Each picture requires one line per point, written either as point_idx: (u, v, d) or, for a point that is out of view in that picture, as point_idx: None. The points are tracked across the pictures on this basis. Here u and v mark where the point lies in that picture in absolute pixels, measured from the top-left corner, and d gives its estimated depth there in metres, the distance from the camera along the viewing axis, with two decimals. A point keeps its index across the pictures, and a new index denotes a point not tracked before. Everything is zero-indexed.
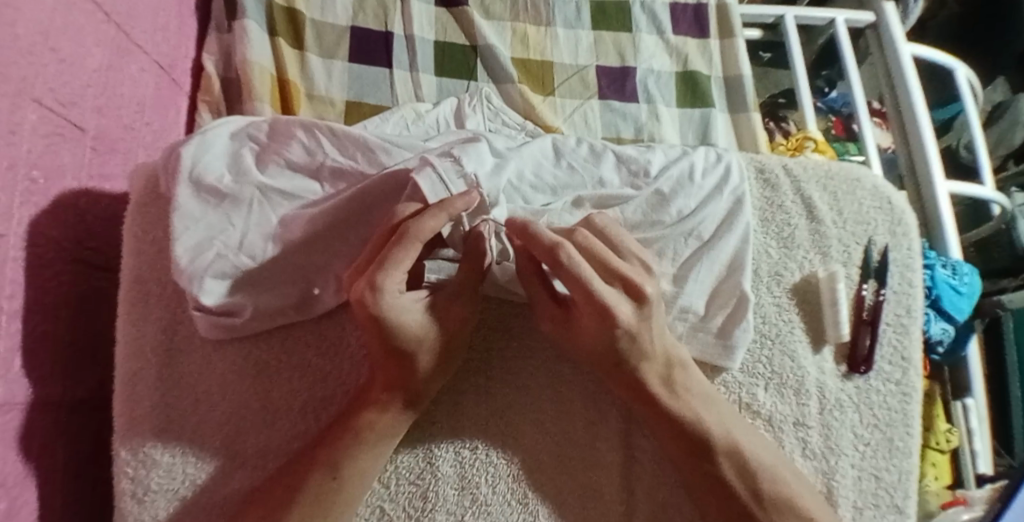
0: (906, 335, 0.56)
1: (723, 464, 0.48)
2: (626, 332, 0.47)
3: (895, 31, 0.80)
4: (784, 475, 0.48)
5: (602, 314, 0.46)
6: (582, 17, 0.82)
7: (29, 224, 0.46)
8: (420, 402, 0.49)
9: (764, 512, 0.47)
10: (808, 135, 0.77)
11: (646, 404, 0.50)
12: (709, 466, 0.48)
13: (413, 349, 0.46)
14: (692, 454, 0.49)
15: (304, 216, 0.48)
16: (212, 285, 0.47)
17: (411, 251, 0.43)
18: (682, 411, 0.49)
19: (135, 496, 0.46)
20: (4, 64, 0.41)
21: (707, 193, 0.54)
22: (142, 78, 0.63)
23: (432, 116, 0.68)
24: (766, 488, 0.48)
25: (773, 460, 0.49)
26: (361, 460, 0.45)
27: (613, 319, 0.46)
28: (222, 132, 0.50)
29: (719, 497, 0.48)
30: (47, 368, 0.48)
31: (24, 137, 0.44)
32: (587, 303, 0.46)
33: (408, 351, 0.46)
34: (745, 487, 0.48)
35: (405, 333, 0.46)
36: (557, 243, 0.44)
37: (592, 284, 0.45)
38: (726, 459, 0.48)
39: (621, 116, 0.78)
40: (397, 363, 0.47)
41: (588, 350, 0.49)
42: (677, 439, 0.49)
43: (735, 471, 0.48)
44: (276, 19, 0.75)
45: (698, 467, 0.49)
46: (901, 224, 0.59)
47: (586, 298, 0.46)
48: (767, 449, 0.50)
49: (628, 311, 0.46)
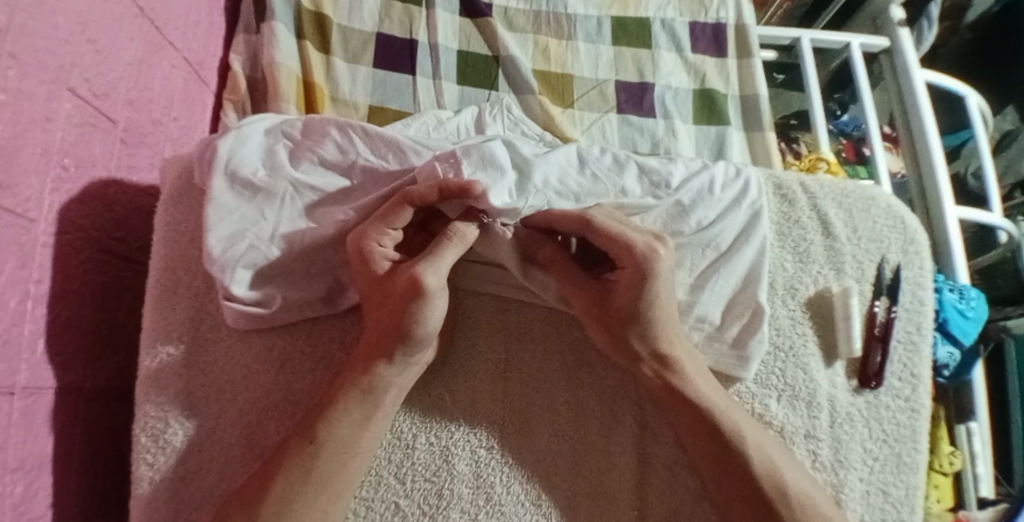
0: (916, 352, 0.57)
1: (752, 467, 0.49)
2: (660, 279, 0.49)
3: (909, 56, 0.82)
4: (806, 480, 0.50)
5: (639, 265, 0.48)
6: (602, 32, 0.84)
7: (59, 210, 0.47)
8: (412, 366, 0.49)
9: (788, 512, 0.47)
10: (820, 156, 0.78)
11: (684, 402, 0.51)
12: (740, 467, 0.49)
13: (401, 340, 0.47)
14: (722, 455, 0.49)
15: (335, 215, 0.50)
16: (243, 275, 0.49)
17: (404, 215, 0.47)
18: (718, 408, 0.50)
19: (152, 482, 0.47)
20: (42, 52, 0.43)
21: (726, 205, 0.55)
22: (172, 74, 0.64)
23: (454, 124, 0.67)
24: (793, 497, 0.48)
25: (789, 467, 0.49)
26: (338, 429, 0.46)
27: (652, 274, 0.48)
28: (258, 128, 0.51)
29: (750, 500, 0.49)
30: (70, 353, 0.49)
31: (58, 125, 0.45)
32: (628, 258, 0.49)
33: (399, 342, 0.47)
34: (770, 487, 0.48)
35: (405, 322, 0.47)
36: (582, 217, 0.49)
37: (628, 233, 0.49)
38: (755, 458, 0.49)
39: (638, 130, 0.79)
40: (387, 353, 0.47)
41: (616, 315, 0.51)
42: (703, 438, 0.50)
43: (765, 473, 0.48)
44: (304, 23, 0.77)
45: (723, 468, 0.49)
46: (913, 243, 0.60)
47: (621, 246, 0.49)
48: (789, 464, 0.50)
49: (662, 249, 0.49)
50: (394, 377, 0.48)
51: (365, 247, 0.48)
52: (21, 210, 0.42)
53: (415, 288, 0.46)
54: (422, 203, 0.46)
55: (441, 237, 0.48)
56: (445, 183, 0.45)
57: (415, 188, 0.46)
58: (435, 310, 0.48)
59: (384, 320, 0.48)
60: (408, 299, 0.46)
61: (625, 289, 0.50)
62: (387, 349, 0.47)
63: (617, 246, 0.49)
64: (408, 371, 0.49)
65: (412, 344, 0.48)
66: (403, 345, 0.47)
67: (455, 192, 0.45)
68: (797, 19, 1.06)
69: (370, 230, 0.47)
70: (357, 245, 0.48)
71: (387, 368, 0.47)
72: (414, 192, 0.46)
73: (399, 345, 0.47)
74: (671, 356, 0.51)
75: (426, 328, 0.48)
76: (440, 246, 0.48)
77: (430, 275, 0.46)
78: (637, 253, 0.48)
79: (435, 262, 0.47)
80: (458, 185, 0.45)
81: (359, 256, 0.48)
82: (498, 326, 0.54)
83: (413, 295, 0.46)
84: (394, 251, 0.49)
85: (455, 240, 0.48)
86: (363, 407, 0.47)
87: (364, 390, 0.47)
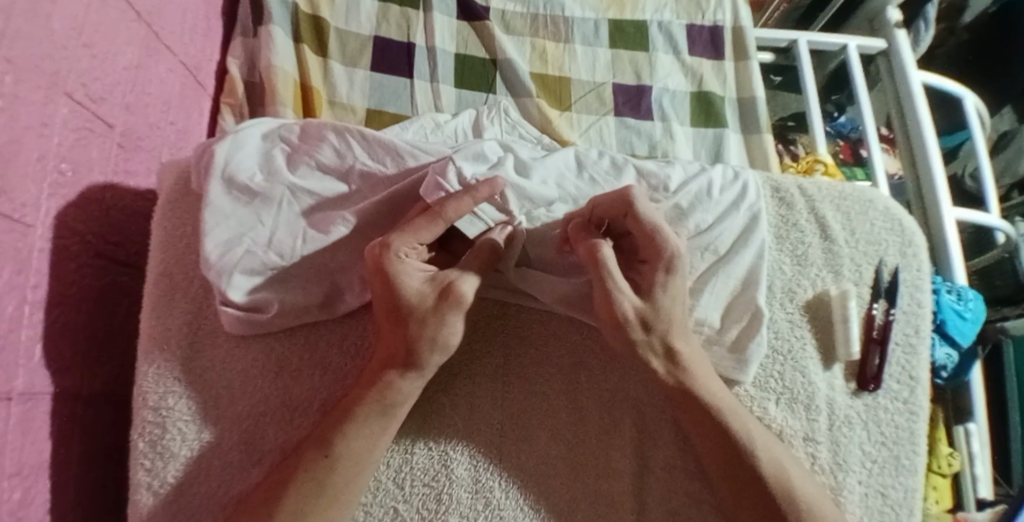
0: (915, 355, 0.57)
1: (755, 473, 0.48)
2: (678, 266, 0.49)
3: (906, 57, 0.82)
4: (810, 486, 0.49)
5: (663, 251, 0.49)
6: (600, 35, 0.84)
7: (56, 215, 0.47)
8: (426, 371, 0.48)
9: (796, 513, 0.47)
10: (817, 158, 0.78)
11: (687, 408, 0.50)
12: (741, 472, 0.49)
13: (423, 345, 0.47)
14: (726, 460, 0.49)
15: (335, 219, 0.50)
16: (241, 280, 0.49)
17: (434, 228, 0.47)
18: (724, 412, 0.50)
19: (151, 489, 0.47)
20: (39, 57, 0.43)
21: (724, 208, 0.55)
22: (169, 78, 0.64)
23: (451, 127, 0.67)
24: (800, 498, 0.48)
25: (796, 471, 0.49)
26: (354, 441, 0.45)
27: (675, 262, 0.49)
28: (254, 133, 0.51)
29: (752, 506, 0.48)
30: (68, 359, 0.49)
31: (55, 130, 0.45)
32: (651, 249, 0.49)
33: (420, 346, 0.47)
34: (777, 494, 0.48)
35: (436, 330, 0.47)
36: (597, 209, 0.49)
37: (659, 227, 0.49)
38: (760, 463, 0.49)
39: (635, 133, 0.79)
40: (414, 363, 0.47)
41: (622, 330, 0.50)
42: (708, 442, 0.50)
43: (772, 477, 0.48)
44: (301, 26, 0.77)
45: (727, 474, 0.49)
46: (912, 245, 0.60)
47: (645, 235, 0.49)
48: (794, 467, 0.50)
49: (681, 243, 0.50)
50: (413, 388, 0.48)
51: (400, 263, 0.47)
52: (18, 215, 0.42)
53: (459, 299, 0.47)
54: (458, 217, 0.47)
55: (473, 251, 0.49)
56: (477, 189, 0.46)
57: (451, 202, 0.46)
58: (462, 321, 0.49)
59: (404, 329, 0.47)
60: (450, 309, 0.47)
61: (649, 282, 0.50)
62: (415, 362, 0.47)
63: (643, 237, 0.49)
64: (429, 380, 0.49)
65: (441, 354, 0.48)
66: (438, 354, 0.48)
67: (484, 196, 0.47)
68: (794, 21, 1.06)
69: (402, 244, 0.46)
70: (387, 260, 0.46)
71: (411, 381, 0.47)
72: (448, 206, 0.46)
73: (425, 353, 0.47)
74: (674, 359, 0.50)
75: (448, 334, 0.48)
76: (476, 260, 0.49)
77: (471, 286, 0.48)
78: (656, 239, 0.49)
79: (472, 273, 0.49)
80: (489, 188, 0.47)
81: (386, 272, 0.47)
82: (497, 333, 0.54)
83: (457, 305, 0.47)
84: (420, 264, 0.49)
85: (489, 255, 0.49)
86: (382, 420, 0.47)
87: (385, 404, 0.47)
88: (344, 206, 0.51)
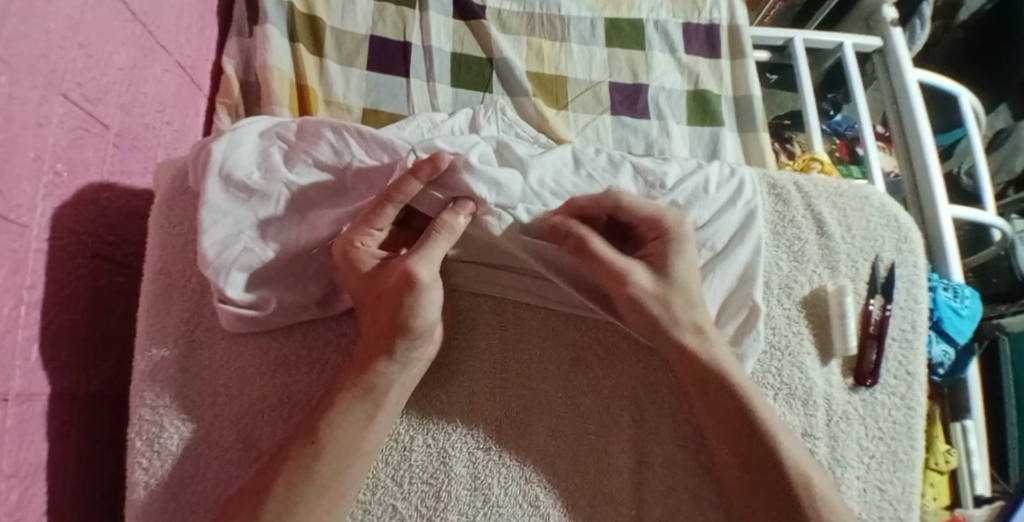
0: (910, 350, 0.58)
1: (760, 464, 0.48)
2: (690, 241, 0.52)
3: (901, 55, 0.83)
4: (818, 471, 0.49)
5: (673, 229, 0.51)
6: (596, 34, 0.84)
7: (51, 215, 0.46)
8: (414, 355, 0.49)
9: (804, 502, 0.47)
10: (814, 156, 0.78)
11: (699, 386, 0.51)
12: (744, 465, 0.49)
13: (400, 332, 0.47)
14: (736, 450, 0.49)
15: (330, 215, 0.51)
16: (237, 277, 0.49)
17: (388, 213, 0.48)
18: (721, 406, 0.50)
19: (147, 487, 0.47)
20: (33, 57, 0.43)
21: (720, 205, 0.55)
22: (164, 79, 0.64)
23: (447, 127, 0.67)
24: (815, 485, 0.48)
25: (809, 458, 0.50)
26: (342, 430, 0.45)
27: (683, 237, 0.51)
28: (252, 131, 0.51)
29: (758, 501, 0.48)
30: (64, 360, 0.48)
31: (50, 130, 0.45)
32: (657, 227, 0.51)
33: (397, 334, 0.47)
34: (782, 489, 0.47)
35: (401, 315, 0.47)
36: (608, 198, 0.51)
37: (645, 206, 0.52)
38: (766, 452, 0.49)
39: (632, 131, 0.80)
40: (387, 349, 0.47)
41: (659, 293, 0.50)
42: (721, 426, 0.50)
43: (771, 469, 0.48)
44: (298, 26, 0.76)
45: (735, 466, 0.49)
46: (907, 241, 0.60)
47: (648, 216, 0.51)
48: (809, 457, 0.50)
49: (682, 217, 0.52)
50: (397, 376, 0.48)
51: (354, 250, 0.48)
52: (14, 215, 0.42)
53: (411, 280, 0.46)
54: (406, 197, 0.48)
55: (430, 231, 0.48)
56: (418, 167, 0.47)
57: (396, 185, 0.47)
58: (430, 302, 0.47)
59: (383, 317, 0.48)
60: (404, 291, 0.46)
61: (657, 257, 0.51)
62: (385, 346, 0.47)
63: (643, 219, 0.51)
64: (411, 368, 0.49)
65: (411, 337, 0.47)
66: (403, 339, 0.47)
67: (430, 175, 0.48)
68: (789, 20, 1.07)
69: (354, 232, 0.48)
70: (346, 249, 0.48)
71: (387, 366, 0.47)
72: (394, 188, 0.47)
73: (399, 339, 0.47)
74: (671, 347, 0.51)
75: (423, 318, 0.47)
76: (429, 240, 0.48)
77: (423, 266, 0.47)
78: (660, 217, 0.51)
79: (426, 254, 0.47)
80: (429, 162, 0.47)
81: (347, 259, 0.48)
82: (496, 327, 0.54)
83: (408, 287, 0.46)
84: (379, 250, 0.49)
85: (444, 232, 0.48)
86: (365, 408, 0.47)
87: (364, 390, 0.47)
88: (338, 202, 0.51)
